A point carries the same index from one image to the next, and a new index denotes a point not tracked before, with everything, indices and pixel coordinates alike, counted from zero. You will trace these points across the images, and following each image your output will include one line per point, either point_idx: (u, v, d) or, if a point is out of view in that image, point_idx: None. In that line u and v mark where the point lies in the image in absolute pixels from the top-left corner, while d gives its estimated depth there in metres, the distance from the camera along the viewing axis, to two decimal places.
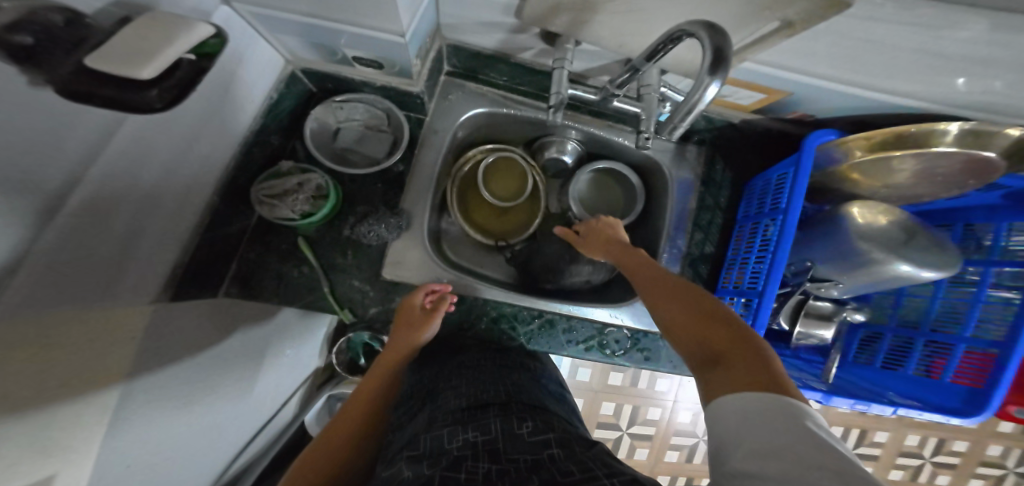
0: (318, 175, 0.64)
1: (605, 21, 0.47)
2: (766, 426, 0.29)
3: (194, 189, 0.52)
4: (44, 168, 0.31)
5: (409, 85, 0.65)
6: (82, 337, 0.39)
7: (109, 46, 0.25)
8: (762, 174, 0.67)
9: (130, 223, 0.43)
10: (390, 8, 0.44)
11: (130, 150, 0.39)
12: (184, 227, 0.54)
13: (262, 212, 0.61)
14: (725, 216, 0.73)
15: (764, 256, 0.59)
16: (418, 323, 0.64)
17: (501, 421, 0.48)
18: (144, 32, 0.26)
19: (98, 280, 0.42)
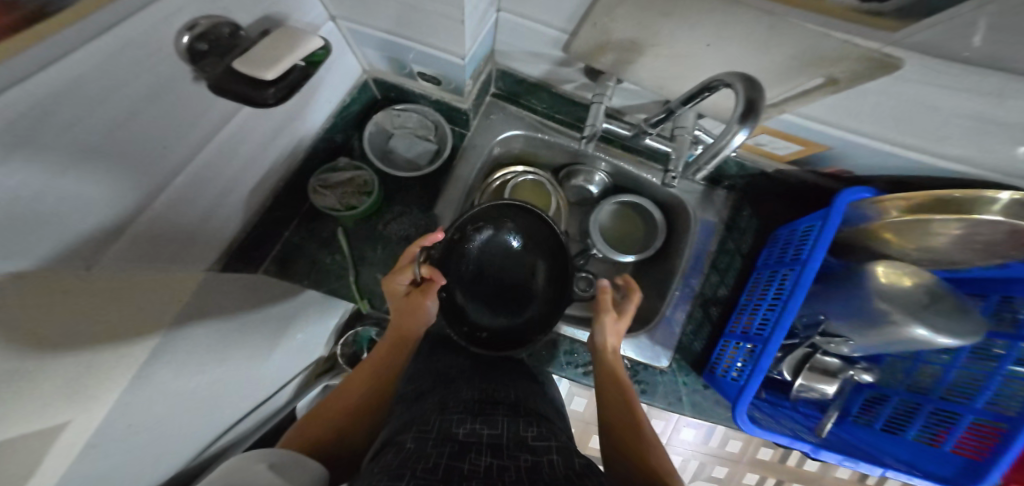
0: (367, 173, 0.71)
1: (648, 62, 0.51)
2: None
3: (264, 173, 0.58)
4: (146, 133, 0.35)
5: (459, 102, 0.71)
6: (146, 293, 0.43)
7: (252, 53, 0.36)
8: (789, 225, 0.67)
9: (204, 194, 0.48)
10: (459, 30, 0.49)
11: (219, 130, 0.44)
12: (249, 205, 0.59)
13: (314, 200, 0.68)
14: (744, 261, 0.75)
15: (778, 307, 0.59)
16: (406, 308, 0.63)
17: (508, 420, 0.50)
18: (277, 44, 0.38)
19: (168, 243, 0.47)
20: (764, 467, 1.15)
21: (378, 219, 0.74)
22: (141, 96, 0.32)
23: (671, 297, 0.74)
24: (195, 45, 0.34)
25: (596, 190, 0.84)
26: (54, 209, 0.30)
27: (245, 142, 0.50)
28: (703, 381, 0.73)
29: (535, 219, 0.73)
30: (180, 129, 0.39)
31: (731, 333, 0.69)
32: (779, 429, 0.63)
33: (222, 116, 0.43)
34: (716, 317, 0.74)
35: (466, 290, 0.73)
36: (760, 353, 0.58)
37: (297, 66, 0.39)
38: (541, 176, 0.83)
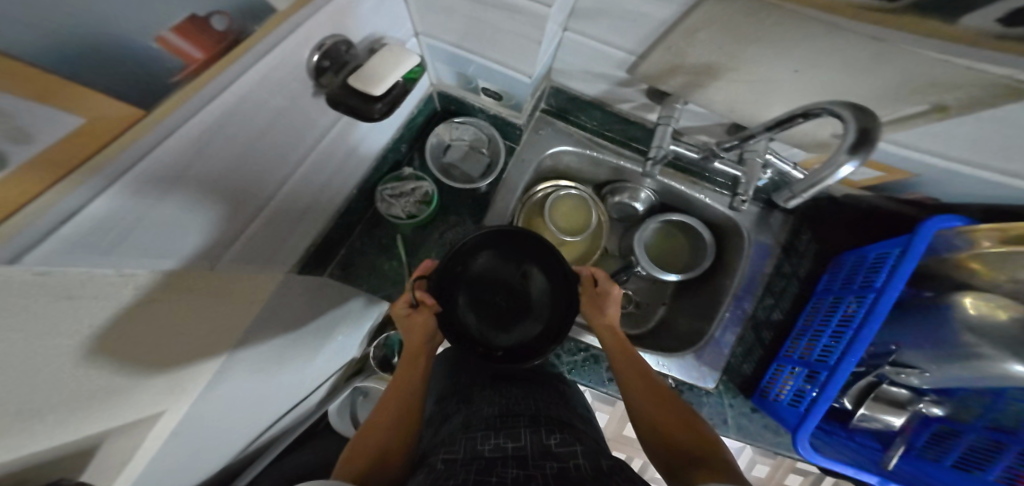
0: (427, 184, 0.73)
1: (723, 85, 0.49)
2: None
3: (341, 182, 0.61)
4: (253, 144, 0.37)
5: (516, 117, 0.73)
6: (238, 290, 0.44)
7: (366, 70, 0.40)
8: (857, 250, 0.65)
9: (291, 200, 0.50)
10: (524, 50, 0.48)
11: (312, 140, 0.47)
12: (327, 212, 0.62)
13: (380, 208, 0.71)
14: (802, 286, 0.72)
15: (846, 337, 0.57)
16: (408, 324, 0.67)
17: (531, 431, 0.49)
18: (384, 60, 0.42)
19: (257, 248, 0.49)
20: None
21: (433, 228, 0.77)
22: (275, 108, 0.36)
23: (720, 319, 0.71)
24: (320, 62, 0.38)
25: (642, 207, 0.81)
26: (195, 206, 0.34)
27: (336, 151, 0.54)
28: (750, 405, 0.71)
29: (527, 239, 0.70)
30: (285, 141, 0.41)
31: (785, 358, 0.67)
32: (841, 457, 0.61)
33: (320, 127, 0.46)
34: (769, 342, 0.72)
35: (471, 305, 0.71)
36: (824, 382, 0.56)
37: (400, 82, 0.43)
38: (584, 191, 0.80)
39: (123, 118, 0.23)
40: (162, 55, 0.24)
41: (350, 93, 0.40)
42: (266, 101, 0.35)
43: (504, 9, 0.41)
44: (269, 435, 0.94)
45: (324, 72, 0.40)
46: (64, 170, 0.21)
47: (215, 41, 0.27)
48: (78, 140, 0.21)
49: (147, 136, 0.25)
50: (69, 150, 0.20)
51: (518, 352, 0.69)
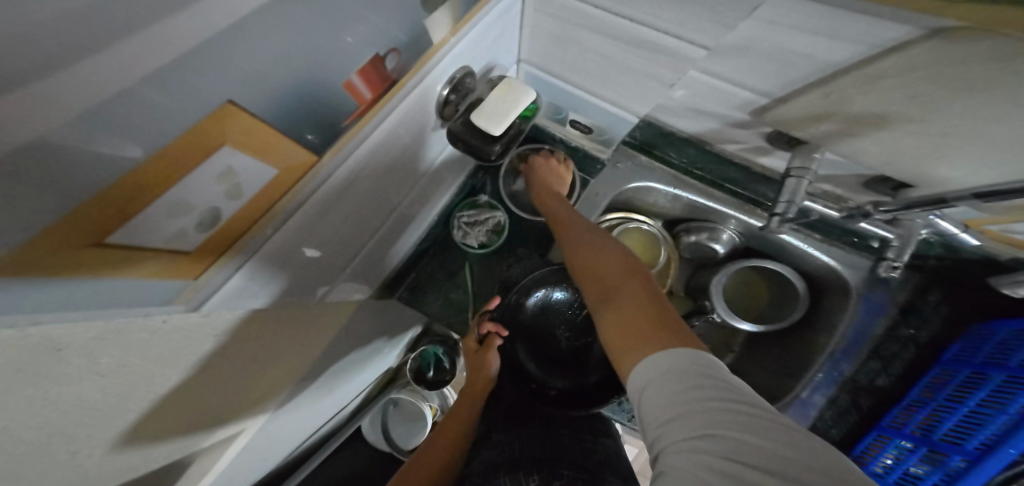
0: (501, 214, 0.73)
1: (888, 139, 0.37)
2: (677, 388, 0.27)
3: (410, 209, 0.59)
4: (341, 187, 0.33)
5: (601, 152, 0.70)
6: (267, 331, 0.41)
7: (488, 103, 0.41)
8: (1006, 321, 0.55)
9: (367, 227, 0.49)
10: (625, 81, 0.46)
11: (401, 171, 0.44)
12: (390, 239, 0.59)
13: (455, 235, 0.72)
14: (919, 354, 0.62)
15: (993, 425, 0.50)
16: (478, 359, 0.68)
17: (512, 477, 0.49)
18: (501, 95, 0.41)
19: (325, 275, 0.47)
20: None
21: (500, 258, 0.75)
22: (400, 145, 0.39)
23: (812, 380, 0.62)
24: (448, 96, 0.41)
25: (723, 249, 0.69)
26: (293, 247, 0.33)
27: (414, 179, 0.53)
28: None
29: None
30: (375, 176, 0.38)
31: (892, 430, 0.59)
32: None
33: (411, 156, 0.43)
34: (867, 409, 0.63)
35: (539, 344, 0.69)
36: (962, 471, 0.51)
37: (516, 122, 0.43)
38: (654, 228, 0.70)
39: (304, 165, 0.27)
40: (346, 97, 0.27)
41: (473, 132, 0.43)
42: (395, 136, 0.36)
43: (635, 45, 0.39)
44: (315, 440, 0.96)
45: (448, 104, 0.42)
46: (259, 213, 0.26)
47: (384, 78, 0.30)
48: (264, 197, 0.25)
49: (311, 181, 0.28)
50: (254, 206, 0.25)
51: (575, 403, 0.63)
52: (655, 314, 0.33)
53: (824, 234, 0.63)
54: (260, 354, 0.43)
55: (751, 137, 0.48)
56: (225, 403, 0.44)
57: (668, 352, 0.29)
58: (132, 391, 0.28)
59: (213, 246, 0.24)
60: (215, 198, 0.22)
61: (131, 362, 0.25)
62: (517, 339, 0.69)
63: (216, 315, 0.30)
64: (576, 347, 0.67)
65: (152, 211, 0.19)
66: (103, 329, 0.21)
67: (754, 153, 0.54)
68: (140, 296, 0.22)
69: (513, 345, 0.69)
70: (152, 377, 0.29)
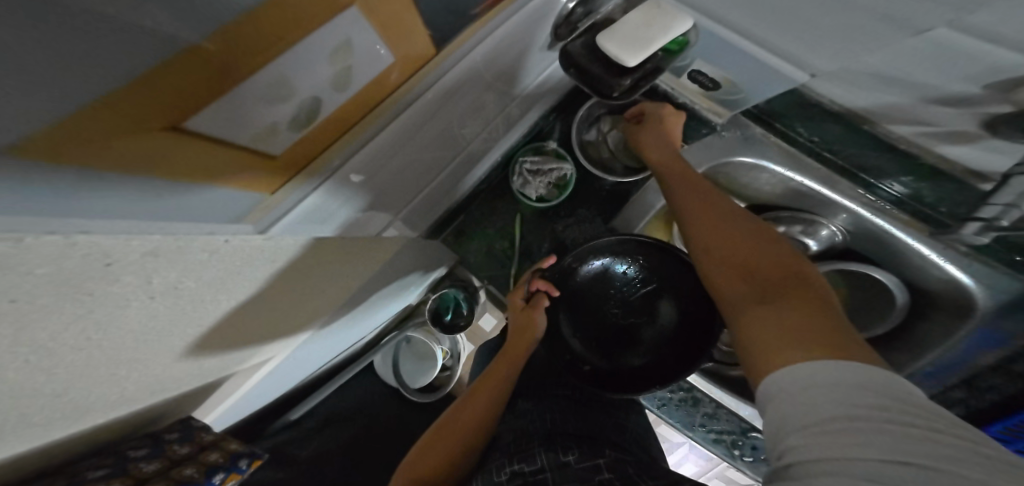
0: (568, 168, 0.64)
1: None
2: (861, 421, 0.24)
3: (477, 145, 0.51)
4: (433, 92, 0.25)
5: (716, 116, 0.59)
6: (318, 260, 0.36)
7: (626, 24, 0.31)
8: None
9: (436, 158, 0.42)
10: (800, 39, 0.33)
11: (489, 92, 0.37)
12: (453, 178, 0.53)
13: (513, 182, 0.65)
14: None
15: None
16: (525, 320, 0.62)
17: (548, 451, 0.48)
18: (647, 17, 0.30)
19: (388, 205, 0.42)
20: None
21: (556, 216, 0.68)
22: (501, 59, 0.31)
23: None
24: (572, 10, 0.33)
25: (816, 246, 0.61)
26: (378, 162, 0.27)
27: (487, 111, 0.46)
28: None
29: (675, 264, 0.59)
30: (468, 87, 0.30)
31: None
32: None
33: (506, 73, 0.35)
34: None
35: (587, 315, 0.64)
36: None
37: (656, 53, 0.33)
38: None
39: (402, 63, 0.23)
40: None
41: (597, 59, 0.34)
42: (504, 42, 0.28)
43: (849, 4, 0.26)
44: (333, 365, 0.98)
45: (565, 22, 0.34)
46: (338, 123, 0.24)
47: None
48: (349, 105, 0.23)
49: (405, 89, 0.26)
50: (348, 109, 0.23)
51: (613, 382, 0.60)
52: (819, 322, 0.31)
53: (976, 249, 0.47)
54: (309, 282, 0.39)
55: (952, 114, 0.38)
56: (262, 328, 0.40)
57: (837, 362, 0.27)
58: (179, 315, 0.24)
59: (290, 160, 0.23)
60: (316, 87, 0.19)
61: (188, 285, 0.21)
62: (563, 305, 0.64)
63: (282, 239, 0.25)
64: (625, 324, 0.63)
65: (251, 105, 0.17)
66: (162, 244, 0.17)
67: (941, 138, 0.43)
68: (210, 203, 0.21)
69: (560, 310, 0.65)
70: (204, 301, 0.25)
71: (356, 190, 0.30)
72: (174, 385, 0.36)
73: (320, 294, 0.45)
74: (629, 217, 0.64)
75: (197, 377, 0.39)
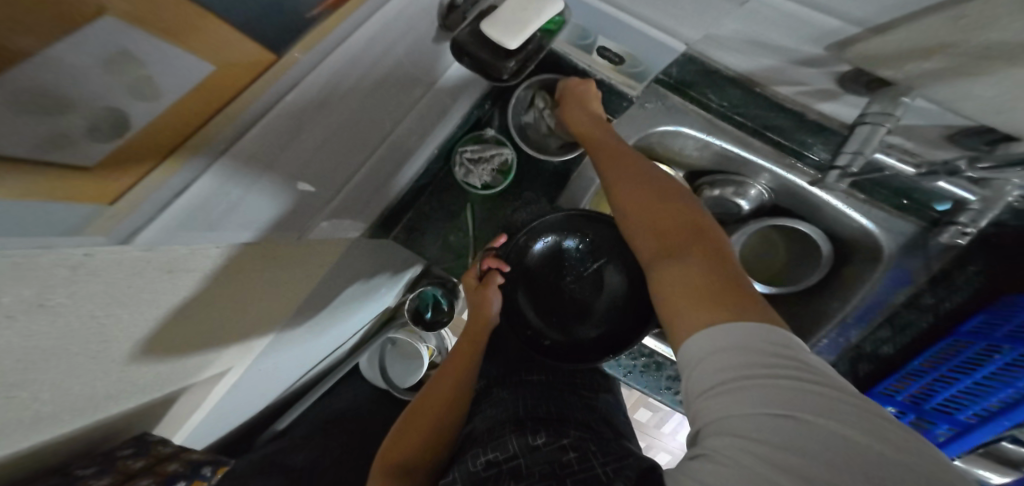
0: (508, 151, 0.65)
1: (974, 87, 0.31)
2: (764, 385, 0.27)
3: (407, 141, 0.54)
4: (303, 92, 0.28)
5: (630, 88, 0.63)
6: (237, 266, 0.37)
7: (504, 11, 0.34)
8: None
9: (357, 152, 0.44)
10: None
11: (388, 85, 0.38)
12: (387, 173, 0.56)
13: (457, 172, 0.65)
14: (934, 325, 0.61)
15: (993, 398, 0.52)
16: (480, 300, 0.65)
17: (518, 436, 0.50)
18: (523, 3, 0.34)
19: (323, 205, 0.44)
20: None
21: (505, 201, 0.70)
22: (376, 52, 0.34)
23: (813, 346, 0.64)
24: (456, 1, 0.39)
25: (748, 205, 0.68)
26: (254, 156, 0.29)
27: (406, 106, 0.48)
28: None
29: (617, 235, 0.62)
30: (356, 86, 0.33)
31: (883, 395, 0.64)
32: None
33: None
34: (865, 375, 0.67)
35: (544, 293, 0.66)
36: (956, 434, 0.55)
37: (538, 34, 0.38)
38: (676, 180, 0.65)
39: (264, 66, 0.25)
40: None
41: (483, 44, 0.36)
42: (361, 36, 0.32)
43: None
44: (313, 373, 1.00)
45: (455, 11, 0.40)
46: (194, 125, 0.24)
47: None
48: (197, 108, 0.23)
49: (276, 87, 0.27)
50: (188, 111, 0.23)
51: (572, 355, 0.62)
52: (720, 277, 0.34)
53: (870, 194, 0.61)
54: (246, 288, 0.41)
55: (819, 75, 0.44)
56: (208, 335, 0.42)
57: (740, 324, 0.30)
58: (79, 330, 0.26)
59: (121, 164, 0.21)
60: (110, 97, 0.19)
61: (56, 301, 0.22)
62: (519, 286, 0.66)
63: (164, 250, 0.28)
64: (578, 299, 0.65)
65: (20, 99, 0.15)
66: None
67: (821, 96, 0.49)
68: (49, 222, 0.19)
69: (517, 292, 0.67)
70: (96, 315, 0.26)
71: (257, 189, 0.32)
72: (125, 396, 0.39)
73: (266, 302, 0.47)
74: (572, 194, 0.67)
75: (145, 391, 0.41)
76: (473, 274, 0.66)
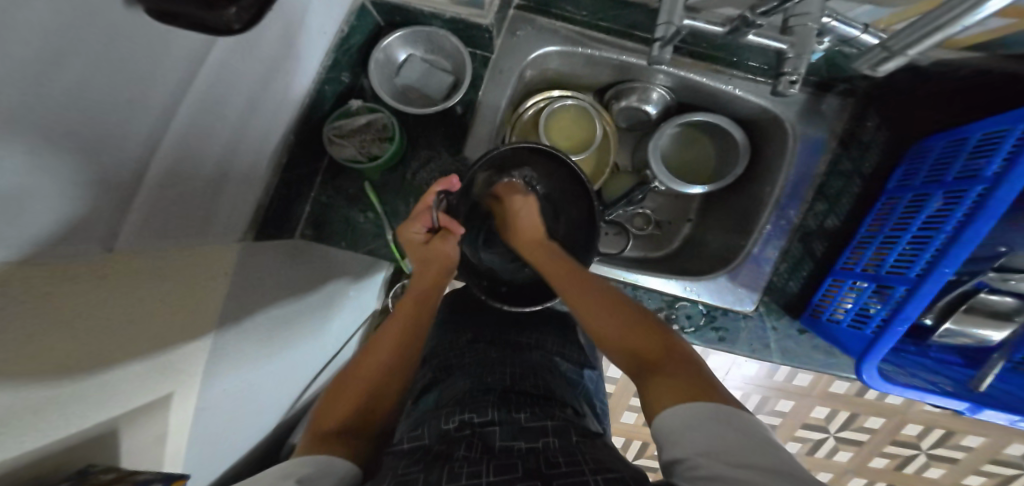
0: (384, 115, 0.64)
1: None
2: (708, 436, 0.32)
3: (273, 131, 0.56)
4: (138, 101, 0.32)
5: (480, 18, 0.59)
6: (144, 292, 0.36)
7: None
8: (953, 131, 0.54)
9: (224, 147, 0.46)
10: None
11: (218, 82, 0.41)
12: (265, 167, 0.58)
13: (331, 152, 0.63)
14: (864, 185, 0.67)
15: (936, 242, 0.50)
16: (431, 258, 0.64)
17: (498, 406, 0.48)
18: None
19: (198, 213, 0.47)
20: (835, 400, 1.15)
21: (403, 169, 0.69)
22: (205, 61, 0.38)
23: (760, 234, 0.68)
24: None
25: (655, 110, 0.74)
26: (101, 169, 0.31)
27: (266, 98, 0.50)
28: (797, 326, 0.72)
29: (552, 166, 0.66)
30: (179, 89, 0.36)
31: (844, 271, 0.63)
32: (910, 381, 0.63)
33: (219, 63, 0.39)
34: (822, 254, 0.69)
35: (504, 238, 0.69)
36: (905, 300, 0.51)
37: None
38: (583, 101, 0.73)
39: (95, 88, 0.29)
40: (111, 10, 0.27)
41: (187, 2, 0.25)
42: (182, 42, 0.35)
43: None
44: None
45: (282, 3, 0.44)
46: None
47: None
48: None
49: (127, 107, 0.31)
50: None
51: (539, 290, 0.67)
52: (690, 374, 0.39)
53: (750, 70, 0.66)
54: (183, 299, 0.40)
55: None
56: (155, 349, 0.36)
57: (697, 411, 0.34)
58: None
59: None
60: None
61: None
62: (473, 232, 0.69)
63: None
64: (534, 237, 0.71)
65: None
66: None
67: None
68: None
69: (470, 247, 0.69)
70: None
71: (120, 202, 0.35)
72: (62, 425, 0.27)
73: (234, 325, 0.47)
74: (473, 145, 0.67)
75: (98, 409, 0.30)
76: (426, 224, 0.64)
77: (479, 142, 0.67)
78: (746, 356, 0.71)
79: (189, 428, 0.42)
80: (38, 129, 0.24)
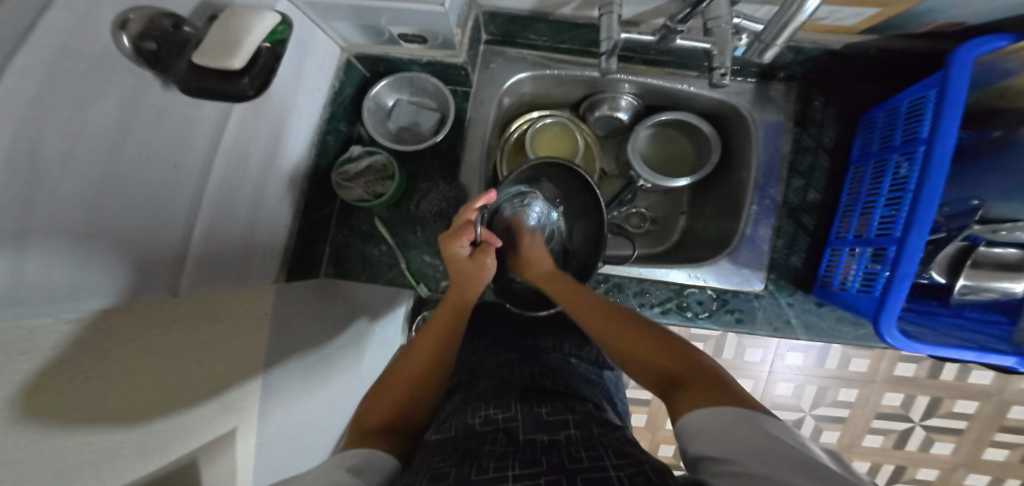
0: (384, 156, 0.72)
1: None
2: (728, 438, 0.32)
3: (288, 178, 0.63)
4: (181, 161, 0.40)
5: (452, 57, 0.66)
6: (211, 334, 0.43)
7: (210, 42, 0.31)
8: (885, 103, 0.61)
9: (251, 197, 0.54)
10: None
11: (240, 141, 0.49)
12: (286, 212, 0.65)
13: (341, 194, 0.71)
14: (832, 158, 0.70)
15: (908, 194, 0.53)
16: (472, 270, 0.65)
17: (521, 403, 0.51)
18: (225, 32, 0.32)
19: (238, 262, 0.53)
20: (901, 386, 1.13)
21: (406, 200, 0.76)
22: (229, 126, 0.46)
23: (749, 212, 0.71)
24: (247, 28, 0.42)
25: (627, 115, 0.79)
26: (157, 220, 0.38)
27: (279, 150, 0.59)
28: (814, 299, 0.71)
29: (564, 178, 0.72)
30: (210, 151, 0.44)
31: (840, 240, 0.65)
32: (943, 341, 0.60)
33: (239, 125, 0.47)
34: (813, 226, 0.70)
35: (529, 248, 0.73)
36: (897, 257, 0.52)
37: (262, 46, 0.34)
38: (561, 116, 0.79)
39: None
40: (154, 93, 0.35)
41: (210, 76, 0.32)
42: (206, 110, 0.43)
43: None
44: None
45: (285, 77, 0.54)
46: None
47: None
48: None
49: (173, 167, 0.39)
50: None
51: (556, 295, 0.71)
52: (710, 383, 0.40)
53: (702, 71, 0.71)
54: (237, 343, 0.46)
55: None
56: (212, 387, 0.42)
57: (718, 410, 0.35)
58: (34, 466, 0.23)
59: None
60: None
61: None
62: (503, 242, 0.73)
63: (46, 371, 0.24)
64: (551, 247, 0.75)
65: None
66: None
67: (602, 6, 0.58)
68: None
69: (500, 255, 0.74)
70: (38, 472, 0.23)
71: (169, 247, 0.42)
72: (126, 470, 0.32)
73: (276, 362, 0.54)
74: (467, 170, 0.74)
75: (161, 449, 0.36)
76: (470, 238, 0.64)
77: (471, 167, 0.74)
78: (768, 336, 0.71)
79: (248, 458, 0.46)
80: (108, 192, 0.31)
